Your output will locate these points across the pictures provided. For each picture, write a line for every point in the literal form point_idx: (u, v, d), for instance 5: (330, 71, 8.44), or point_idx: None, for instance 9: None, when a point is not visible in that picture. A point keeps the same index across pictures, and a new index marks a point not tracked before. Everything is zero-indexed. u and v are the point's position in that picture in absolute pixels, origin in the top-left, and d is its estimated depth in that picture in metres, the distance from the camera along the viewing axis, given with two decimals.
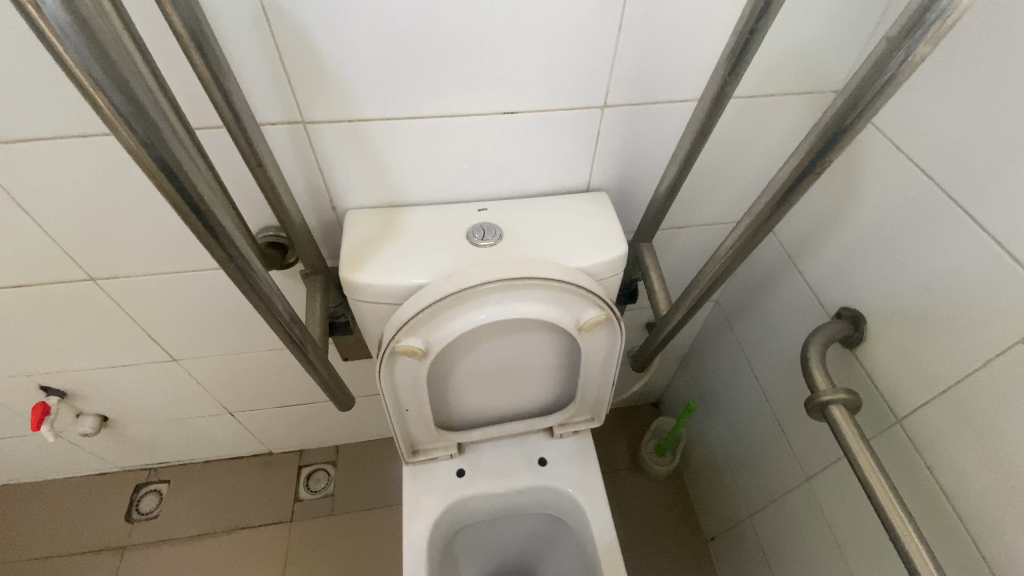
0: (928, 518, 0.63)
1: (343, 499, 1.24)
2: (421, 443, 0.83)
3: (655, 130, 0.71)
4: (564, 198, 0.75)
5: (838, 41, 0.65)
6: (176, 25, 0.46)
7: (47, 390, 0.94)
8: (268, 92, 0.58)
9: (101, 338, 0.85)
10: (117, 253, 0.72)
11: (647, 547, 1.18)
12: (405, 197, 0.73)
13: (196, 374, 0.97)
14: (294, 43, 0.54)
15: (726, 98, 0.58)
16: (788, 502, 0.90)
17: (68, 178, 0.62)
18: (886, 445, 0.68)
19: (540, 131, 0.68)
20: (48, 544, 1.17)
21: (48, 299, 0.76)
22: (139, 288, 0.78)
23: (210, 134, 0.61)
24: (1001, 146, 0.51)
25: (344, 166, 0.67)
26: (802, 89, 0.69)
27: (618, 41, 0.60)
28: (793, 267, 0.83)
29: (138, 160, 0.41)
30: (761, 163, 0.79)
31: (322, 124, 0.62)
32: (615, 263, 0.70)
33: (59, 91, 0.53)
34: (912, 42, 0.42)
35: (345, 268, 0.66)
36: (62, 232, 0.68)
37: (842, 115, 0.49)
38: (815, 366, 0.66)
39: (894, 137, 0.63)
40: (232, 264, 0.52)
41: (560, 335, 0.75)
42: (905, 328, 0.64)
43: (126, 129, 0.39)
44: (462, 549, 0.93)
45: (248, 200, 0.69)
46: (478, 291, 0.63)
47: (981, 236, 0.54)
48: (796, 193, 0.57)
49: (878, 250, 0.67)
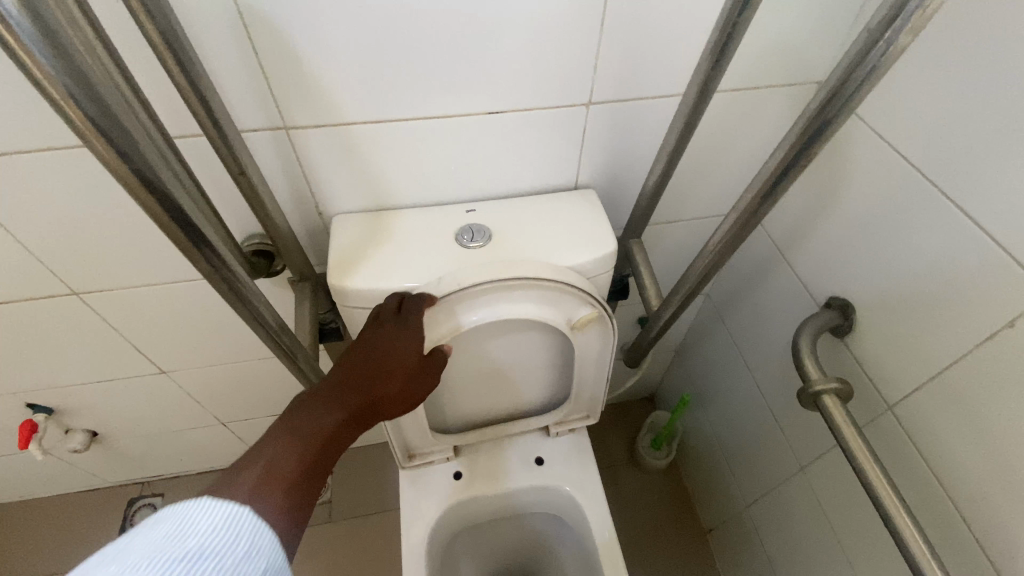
0: (921, 503, 0.64)
1: (342, 506, 1.24)
2: (418, 448, 0.83)
3: (642, 125, 0.71)
4: (552, 196, 0.75)
5: (821, 29, 0.64)
6: (151, 34, 0.45)
7: (35, 407, 0.93)
8: (247, 98, 0.57)
9: (86, 353, 0.84)
10: (101, 266, 0.71)
11: (645, 541, 1.19)
12: (393, 200, 0.72)
13: (186, 385, 0.96)
14: (274, 49, 0.54)
15: (710, 92, 0.58)
16: (784, 491, 0.91)
17: (46, 193, 0.60)
18: (880, 432, 0.68)
19: (526, 130, 0.68)
20: (41, 563, 1.16)
21: (29, 315, 0.75)
22: (124, 301, 0.77)
23: (190, 142, 0.59)
24: (986, 131, 0.52)
25: (330, 170, 0.66)
26: (784, 81, 0.69)
27: (603, 36, 0.60)
28: (782, 257, 0.83)
29: (115, 174, 0.41)
30: (748, 156, 0.79)
31: (304, 129, 0.61)
32: (607, 260, 0.69)
33: (33, 105, 0.52)
34: (892, 32, 0.42)
35: (334, 274, 0.65)
36: (43, 247, 0.66)
37: (823, 108, 0.50)
38: (807, 356, 0.66)
39: (879, 128, 0.64)
40: (217, 276, 0.52)
41: (554, 334, 0.74)
42: (894, 316, 0.65)
43: (102, 142, 0.39)
44: (465, 547, 0.93)
45: (232, 209, 0.68)
46: (470, 294, 0.62)
47: (968, 224, 0.55)
48: (783, 185, 0.57)
49: (868, 239, 0.67)
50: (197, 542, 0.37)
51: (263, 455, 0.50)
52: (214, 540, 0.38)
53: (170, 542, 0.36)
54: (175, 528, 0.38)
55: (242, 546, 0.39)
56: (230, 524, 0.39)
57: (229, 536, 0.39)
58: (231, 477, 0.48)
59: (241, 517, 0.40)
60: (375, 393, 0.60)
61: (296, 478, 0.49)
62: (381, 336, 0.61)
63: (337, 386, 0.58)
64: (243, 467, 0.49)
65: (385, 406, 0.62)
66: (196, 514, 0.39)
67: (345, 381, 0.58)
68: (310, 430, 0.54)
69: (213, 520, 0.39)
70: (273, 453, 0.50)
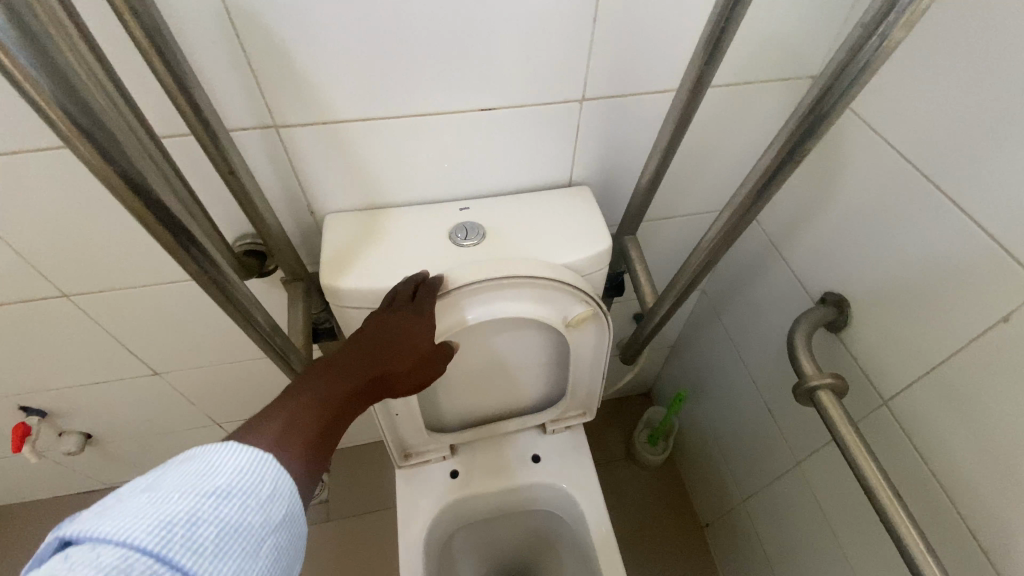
0: (916, 497, 0.64)
1: (340, 504, 1.24)
2: (413, 447, 0.82)
3: (636, 121, 0.71)
4: (546, 193, 0.75)
5: (815, 24, 0.64)
6: (136, 33, 0.44)
7: (27, 410, 0.92)
8: (236, 96, 0.56)
9: (78, 355, 0.83)
10: (91, 268, 0.70)
11: (642, 535, 1.20)
12: (385, 198, 0.72)
13: (179, 386, 0.96)
14: (262, 47, 0.53)
15: (704, 88, 0.58)
16: (780, 485, 0.91)
17: (33, 195, 0.59)
18: (875, 426, 0.69)
19: (519, 127, 0.67)
20: None
21: (19, 318, 0.74)
22: (115, 303, 0.76)
23: (178, 142, 0.59)
24: (980, 125, 0.51)
25: (321, 169, 0.66)
26: (778, 76, 0.69)
27: (595, 32, 0.59)
28: (777, 252, 0.83)
29: (100, 176, 0.41)
30: (742, 151, 0.79)
31: (295, 127, 0.61)
32: (601, 257, 0.69)
33: (17, 107, 0.51)
34: (886, 26, 0.42)
35: (327, 274, 0.64)
36: (31, 250, 0.66)
37: (817, 103, 0.49)
38: (802, 351, 0.67)
39: (873, 122, 0.63)
40: (206, 277, 0.52)
41: (549, 332, 0.74)
42: (889, 310, 0.65)
43: (85, 145, 0.38)
44: (462, 545, 0.94)
45: (223, 209, 0.67)
46: (465, 292, 0.62)
47: (962, 218, 0.54)
48: (777, 181, 0.57)
49: (863, 233, 0.67)
50: (224, 481, 0.37)
51: (283, 410, 0.48)
52: (240, 482, 0.37)
53: (198, 480, 0.36)
54: (201, 469, 0.37)
55: (266, 489, 0.38)
56: (256, 467, 0.39)
57: (255, 479, 0.38)
58: (250, 429, 0.46)
59: (266, 462, 0.39)
60: (387, 363, 0.58)
61: (313, 439, 0.48)
62: (399, 315, 0.58)
63: (350, 354, 0.57)
64: (261, 422, 0.47)
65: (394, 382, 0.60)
66: (221, 455, 0.38)
67: (359, 351, 0.57)
68: (325, 392, 0.52)
69: (239, 461, 0.38)
70: (292, 411, 0.48)
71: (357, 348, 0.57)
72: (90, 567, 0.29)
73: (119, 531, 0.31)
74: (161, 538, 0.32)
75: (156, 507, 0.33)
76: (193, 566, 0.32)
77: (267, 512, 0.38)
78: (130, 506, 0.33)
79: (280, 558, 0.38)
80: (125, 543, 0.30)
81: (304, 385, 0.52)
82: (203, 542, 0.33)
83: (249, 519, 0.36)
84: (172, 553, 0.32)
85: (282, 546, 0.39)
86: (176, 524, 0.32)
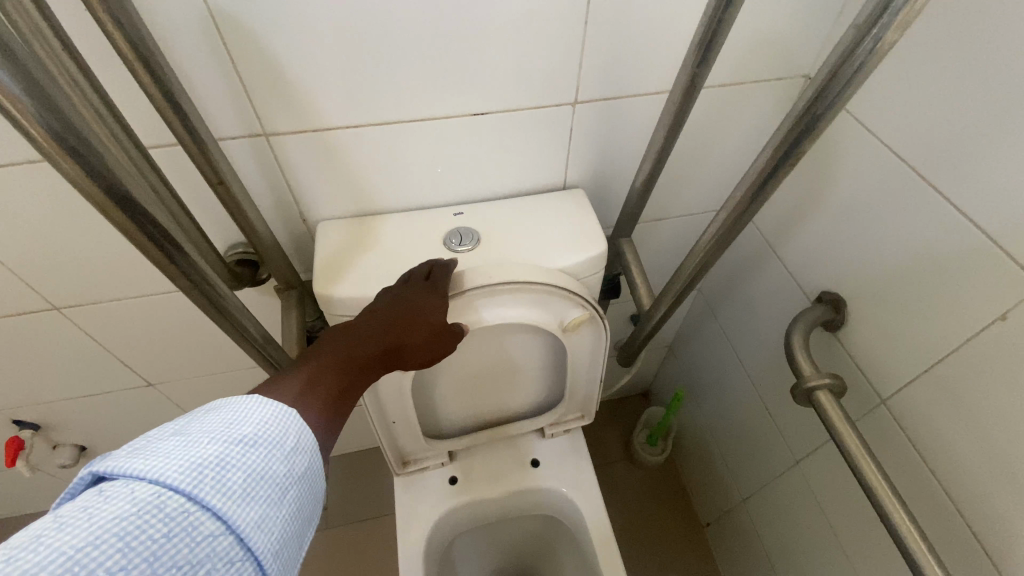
0: (916, 497, 0.64)
1: (340, 511, 1.23)
2: (411, 454, 0.82)
3: (629, 122, 0.70)
4: (540, 196, 0.74)
5: (808, 23, 0.63)
6: (120, 44, 0.43)
7: (20, 424, 0.91)
8: (225, 105, 0.55)
9: (70, 367, 0.82)
10: (80, 280, 0.69)
11: (642, 535, 1.20)
12: (378, 205, 0.71)
13: (174, 396, 0.95)
14: (249, 56, 0.52)
15: (697, 90, 0.58)
16: (779, 484, 0.91)
17: (19, 209, 0.58)
18: (875, 426, 0.69)
19: (512, 131, 0.67)
20: None
21: (9, 331, 0.73)
22: (107, 314, 0.75)
23: (166, 152, 0.58)
24: (975, 124, 0.51)
25: (313, 176, 0.65)
26: (772, 76, 0.69)
27: (587, 34, 0.58)
28: (773, 252, 0.83)
29: (86, 193, 0.40)
30: (736, 150, 0.78)
31: (285, 135, 0.60)
32: (597, 261, 0.69)
33: None
34: (880, 28, 0.42)
35: (320, 283, 0.64)
36: (19, 263, 0.64)
37: (812, 105, 0.49)
38: (800, 352, 0.66)
39: (867, 121, 0.63)
40: (196, 290, 0.51)
41: (546, 337, 0.74)
42: (886, 310, 0.64)
43: (68, 161, 0.37)
44: (462, 551, 0.93)
45: (214, 219, 0.66)
46: (461, 299, 0.61)
47: (958, 217, 0.54)
48: (772, 181, 0.57)
49: (859, 232, 0.67)
50: (250, 430, 0.37)
51: (305, 367, 0.48)
52: (266, 432, 0.37)
53: (225, 428, 0.36)
54: (228, 417, 0.37)
55: (289, 443, 0.38)
56: (281, 418, 0.39)
57: (279, 430, 0.38)
58: (271, 383, 0.46)
59: (291, 416, 0.39)
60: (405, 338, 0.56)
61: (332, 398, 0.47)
62: (414, 296, 0.58)
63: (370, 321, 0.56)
64: (284, 377, 0.47)
65: (409, 356, 0.58)
66: (246, 406, 0.38)
67: (377, 320, 0.56)
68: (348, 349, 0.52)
69: (263, 413, 0.38)
70: (312, 370, 0.48)
71: (376, 319, 0.56)
72: (126, 501, 0.29)
73: (152, 470, 0.31)
74: (192, 479, 0.32)
75: (186, 450, 0.33)
76: (223, 507, 0.32)
77: (289, 463, 0.38)
78: (161, 448, 0.33)
79: (302, 510, 0.38)
80: (158, 481, 0.31)
81: (322, 345, 0.52)
82: (232, 486, 0.33)
83: (274, 468, 0.36)
84: (203, 494, 0.32)
85: (303, 498, 0.39)
86: (206, 467, 0.33)
